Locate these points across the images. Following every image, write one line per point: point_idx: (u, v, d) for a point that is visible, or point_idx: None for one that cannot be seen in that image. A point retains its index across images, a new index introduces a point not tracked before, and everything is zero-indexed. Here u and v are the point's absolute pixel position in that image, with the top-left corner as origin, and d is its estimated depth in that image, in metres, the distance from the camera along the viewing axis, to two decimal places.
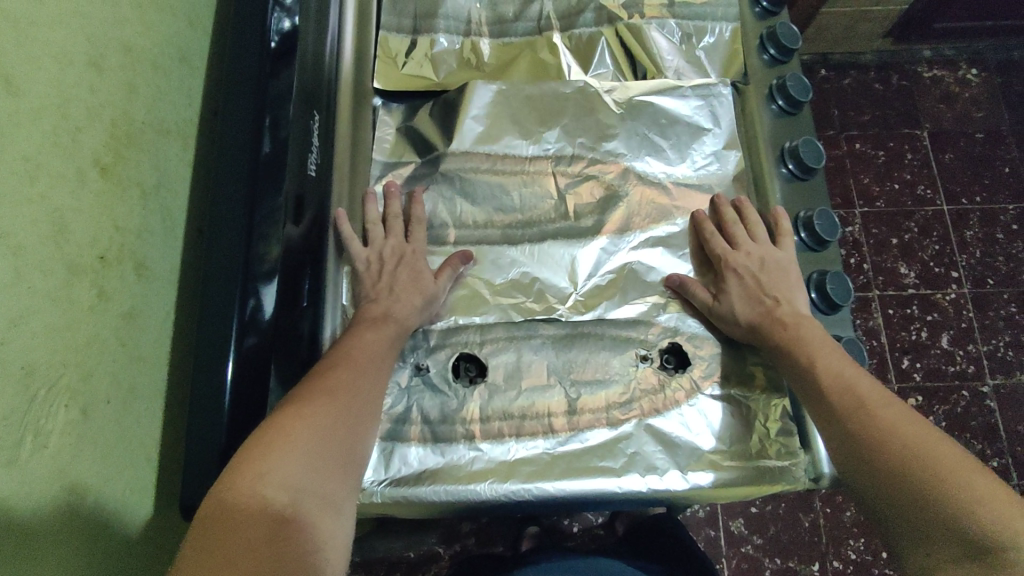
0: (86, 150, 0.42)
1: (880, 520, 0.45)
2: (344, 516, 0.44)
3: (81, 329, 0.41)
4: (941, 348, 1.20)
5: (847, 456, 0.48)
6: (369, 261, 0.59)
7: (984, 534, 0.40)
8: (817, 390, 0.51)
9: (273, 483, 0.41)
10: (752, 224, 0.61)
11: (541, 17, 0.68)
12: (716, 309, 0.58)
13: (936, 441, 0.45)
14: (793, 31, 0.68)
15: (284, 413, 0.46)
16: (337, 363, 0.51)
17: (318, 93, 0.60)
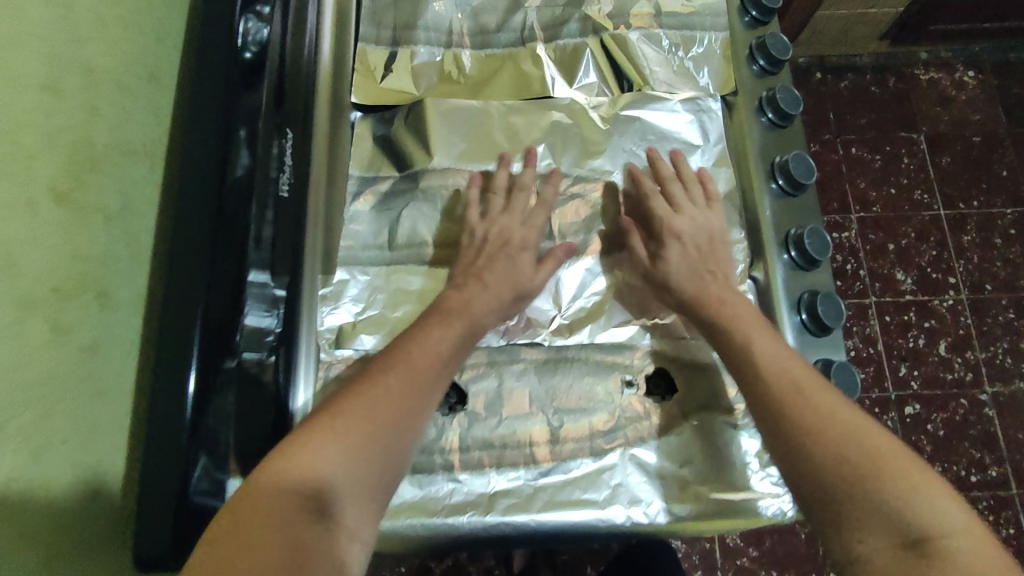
0: (41, 177, 0.40)
1: (810, 515, 0.44)
2: (366, 532, 0.42)
3: (37, 368, 0.39)
4: (939, 356, 1.19)
5: (779, 440, 0.47)
6: (476, 240, 0.59)
7: (921, 524, 0.40)
8: (751, 372, 0.50)
9: (292, 501, 0.40)
10: (690, 187, 0.61)
11: (524, 28, 0.66)
12: (655, 267, 0.58)
13: (871, 431, 0.45)
14: (784, 41, 0.66)
15: (317, 424, 0.44)
16: (394, 365, 0.48)
17: (293, 109, 0.58)
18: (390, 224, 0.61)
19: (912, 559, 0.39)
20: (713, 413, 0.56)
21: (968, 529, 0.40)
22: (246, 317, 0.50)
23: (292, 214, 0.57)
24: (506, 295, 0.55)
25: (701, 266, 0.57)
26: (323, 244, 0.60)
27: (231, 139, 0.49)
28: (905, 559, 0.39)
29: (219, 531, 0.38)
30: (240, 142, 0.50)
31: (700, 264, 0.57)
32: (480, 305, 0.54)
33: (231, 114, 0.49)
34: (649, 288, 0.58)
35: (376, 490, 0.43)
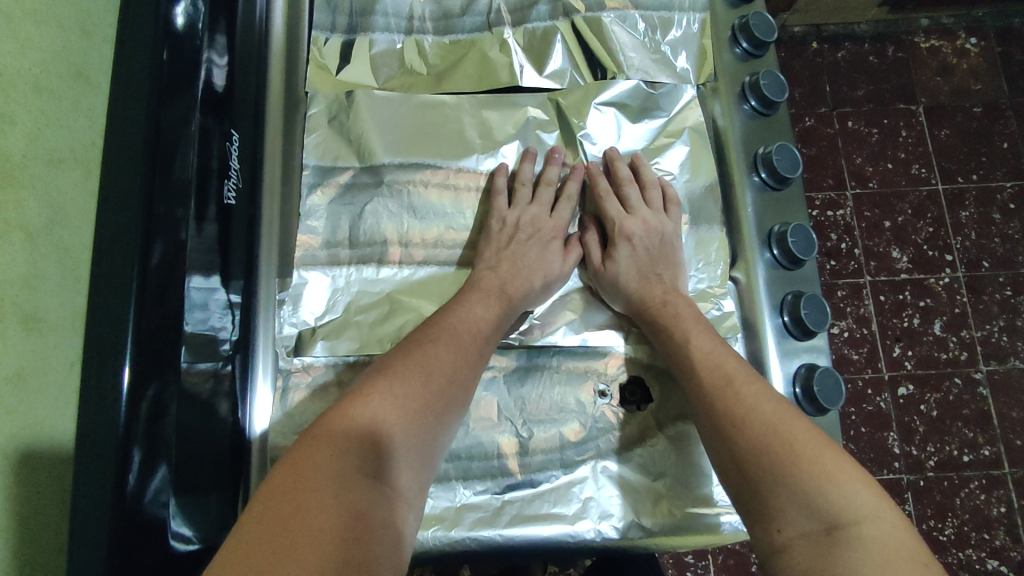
0: None
1: (742, 507, 0.45)
2: (418, 482, 0.45)
3: None
4: (934, 335, 1.16)
5: (713, 436, 0.47)
6: (505, 224, 0.59)
7: (832, 509, 0.40)
8: (689, 367, 0.51)
9: (357, 450, 0.42)
10: (648, 189, 0.60)
11: (490, 11, 0.62)
12: (602, 272, 0.58)
13: (793, 418, 0.45)
14: (768, 21, 0.62)
15: (371, 386, 0.45)
16: (442, 335, 0.50)
17: (242, 105, 0.54)
18: (349, 222, 0.58)
19: (824, 544, 0.39)
20: (685, 424, 0.55)
21: (882, 513, 0.40)
22: (187, 323, 0.45)
23: (242, 217, 0.53)
24: (536, 283, 0.57)
25: (648, 270, 0.57)
26: (278, 243, 0.57)
27: (159, 129, 0.43)
28: (820, 545, 0.39)
29: (289, 465, 0.40)
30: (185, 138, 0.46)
31: (649, 268, 0.57)
32: (516, 289, 0.56)
33: (164, 105, 0.44)
34: (598, 286, 0.59)
35: (422, 453, 0.45)
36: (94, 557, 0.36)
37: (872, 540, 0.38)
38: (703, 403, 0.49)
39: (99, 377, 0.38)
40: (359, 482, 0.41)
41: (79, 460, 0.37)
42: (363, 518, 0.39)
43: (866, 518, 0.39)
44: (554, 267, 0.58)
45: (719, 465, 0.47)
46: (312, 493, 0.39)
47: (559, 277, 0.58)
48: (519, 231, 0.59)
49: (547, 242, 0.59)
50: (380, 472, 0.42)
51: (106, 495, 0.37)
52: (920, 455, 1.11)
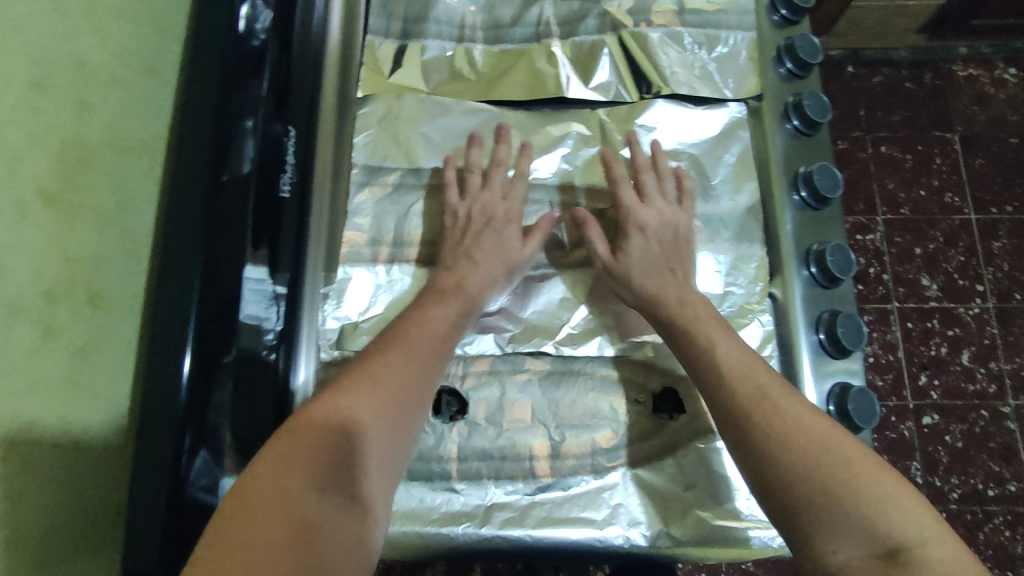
0: (28, 179, 0.39)
1: (782, 524, 0.44)
2: (384, 484, 0.45)
3: (14, 373, 0.38)
4: (962, 366, 1.15)
5: (747, 452, 0.46)
6: (457, 214, 0.59)
7: (895, 530, 0.41)
8: (721, 374, 0.49)
9: (321, 454, 0.42)
10: (644, 180, 0.60)
11: (540, 23, 0.64)
12: (615, 264, 0.56)
13: (829, 434, 0.46)
14: (813, 42, 0.62)
15: (330, 389, 0.45)
16: (387, 343, 0.49)
17: (298, 103, 0.56)
18: (395, 223, 0.60)
19: (888, 566, 0.41)
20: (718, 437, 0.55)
21: (925, 528, 0.42)
22: (244, 303, 0.46)
23: (292, 208, 0.55)
24: (495, 273, 0.56)
25: (664, 262, 0.57)
26: (326, 240, 0.58)
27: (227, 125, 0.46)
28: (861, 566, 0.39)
29: (269, 464, 0.41)
30: (247, 132, 0.48)
31: (665, 261, 0.57)
32: (475, 283, 0.54)
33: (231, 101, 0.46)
34: (610, 283, 0.57)
35: (392, 453, 0.45)
36: (154, 524, 0.38)
37: (923, 558, 0.41)
38: (733, 414, 0.48)
39: (164, 354, 0.40)
40: (316, 486, 0.42)
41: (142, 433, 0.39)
42: (296, 524, 0.40)
43: (916, 535, 0.41)
44: (512, 253, 0.57)
45: (755, 484, 0.46)
46: (288, 498, 0.40)
47: (520, 266, 0.57)
48: (472, 224, 0.58)
49: (512, 224, 0.58)
50: (332, 476, 0.42)
51: (162, 466, 0.39)
52: (943, 486, 1.09)
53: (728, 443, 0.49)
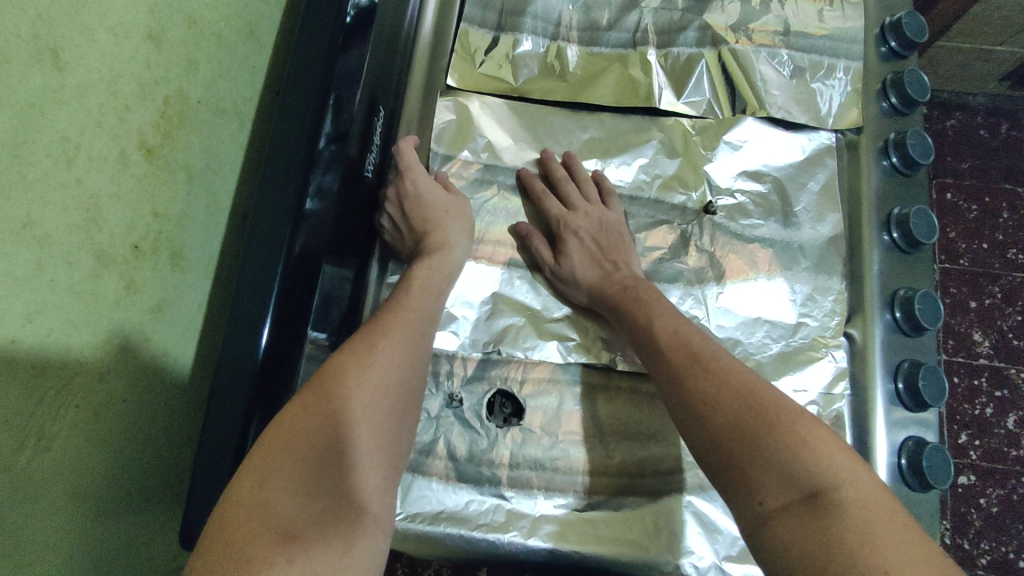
0: (133, 129, 0.39)
1: (802, 526, 0.38)
2: (370, 481, 0.41)
3: (102, 325, 0.38)
4: (1006, 430, 1.00)
5: (743, 441, 0.42)
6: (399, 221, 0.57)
7: (811, 477, 0.39)
8: (711, 371, 0.46)
9: (305, 451, 0.39)
10: (584, 185, 0.60)
11: (637, 29, 0.63)
12: (559, 272, 0.57)
13: (771, 388, 0.44)
14: (923, 80, 0.60)
15: (314, 383, 0.42)
16: (358, 336, 0.46)
17: (387, 85, 0.56)
18: None
19: (807, 515, 0.38)
20: None
21: (867, 483, 0.39)
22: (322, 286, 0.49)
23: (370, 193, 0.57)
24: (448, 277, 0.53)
25: (600, 258, 0.58)
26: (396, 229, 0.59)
27: (325, 104, 0.47)
28: None
29: (252, 473, 0.37)
30: (329, 108, 0.47)
31: (601, 256, 0.58)
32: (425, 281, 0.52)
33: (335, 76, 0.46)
34: (556, 289, 0.58)
35: (375, 441, 0.42)
36: (218, 488, 0.41)
37: (855, 506, 0.38)
38: (732, 406, 0.43)
39: (243, 330, 0.43)
40: (301, 487, 0.38)
41: (213, 405, 0.42)
42: (281, 525, 0.36)
43: (847, 482, 0.39)
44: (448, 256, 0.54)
45: (690, 441, 0.46)
46: (272, 502, 0.37)
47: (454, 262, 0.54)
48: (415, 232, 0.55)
49: (443, 223, 0.55)
50: (316, 472, 0.39)
51: (232, 431, 0.42)
52: (971, 550, 0.95)
53: (699, 448, 0.45)
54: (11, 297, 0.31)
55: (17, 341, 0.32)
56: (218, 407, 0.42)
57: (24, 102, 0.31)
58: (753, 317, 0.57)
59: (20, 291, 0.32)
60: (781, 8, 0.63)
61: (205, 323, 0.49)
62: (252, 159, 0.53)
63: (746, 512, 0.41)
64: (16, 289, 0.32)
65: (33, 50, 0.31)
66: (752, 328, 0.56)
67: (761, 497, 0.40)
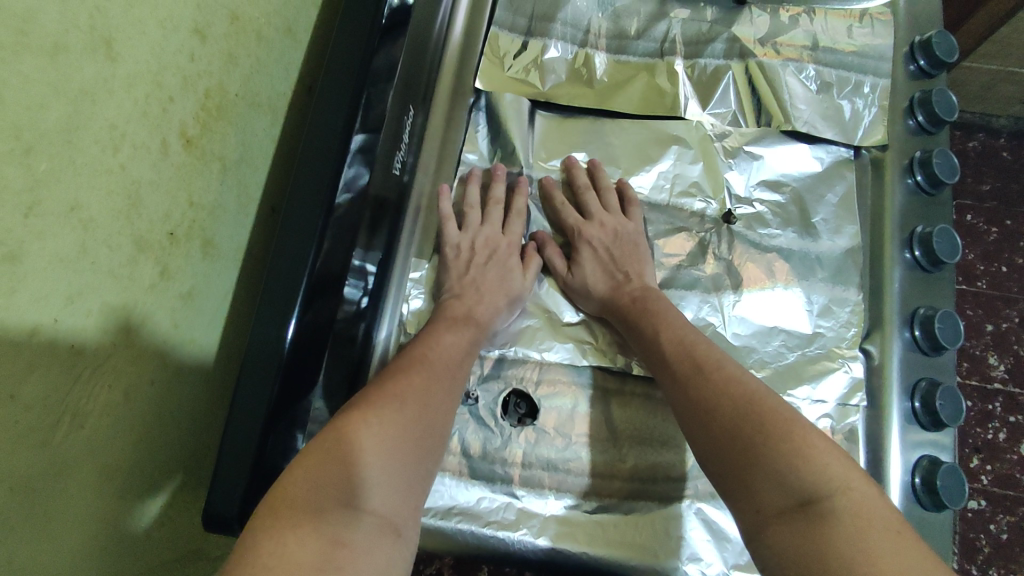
0: (175, 120, 0.40)
1: (796, 531, 0.38)
2: (411, 504, 0.43)
3: (137, 308, 0.39)
4: (1018, 455, 0.99)
5: (742, 450, 0.42)
6: (459, 248, 0.58)
7: (806, 485, 0.39)
8: (712, 379, 0.46)
9: (361, 466, 0.41)
10: (604, 193, 0.61)
11: (666, 39, 0.63)
12: (571, 280, 0.58)
13: (774, 398, 0.44)
14: (951, 100, 0.61)
15: (366, 401, 0.44)
16: (411, 365, 0.49)
17: (417, 84, 0.57)
18: None
19: (801, 522, 0.38)
20: None
21: (861, 492, 0.39)
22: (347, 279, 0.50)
23: (401, 189, 0.57)
24: (500, 304, 0.56)
25: (612, 268, 0.58)
26: (422, 226, 0.60)
27: (358, 102, 0.47)
28: None
29: (292, 482, 0.39)
30: (362, 106, 0.48)
31: (613, 266, 0.58)
32: (483, 312, 0.55)
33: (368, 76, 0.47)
34: (568, 294, 0.59)
35: (421, 467, 0.44)
36: (241, 471, 0.42)
37: (846, 515, 0.38)
38: (733, 414, 0.44)
39: (272, 319, 0.44)
40: (356, 498, 0.40)
41: (241, 393, 0.43)
42: (333, 532, 0.38)
43: (840, 491, 0.39)
44: (515, 290, 0.57)
45: (693, 448, 0.46)
46: (306, 507, 0.38)
47: (523, 294, 0.57)
48: (475, 256, 0.58)
49: (513, 258, 0.59)
50: (365, 486, 0.40)
51: (257, 419, 0.43)
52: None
53: (703, 456, 0.45)
54: (56, 277, 0.32)
55: (57, 321, 0.33)
56: (244, 395, 0.43)
57: (77, 89, 0.32)
58: (769, 326, 0.57)
59: (64, 272, 0.33)
60: (810, 24, 0.63)
61: (233, 311, 0.50)
62: (283, 153, 0.54)
63: (747, 518, 0.41)
64: (60, 270, 0.33)
65: (89, 39, 0.32)
66: (768, 337, 0.56)
67: (761, 504, 0.40)
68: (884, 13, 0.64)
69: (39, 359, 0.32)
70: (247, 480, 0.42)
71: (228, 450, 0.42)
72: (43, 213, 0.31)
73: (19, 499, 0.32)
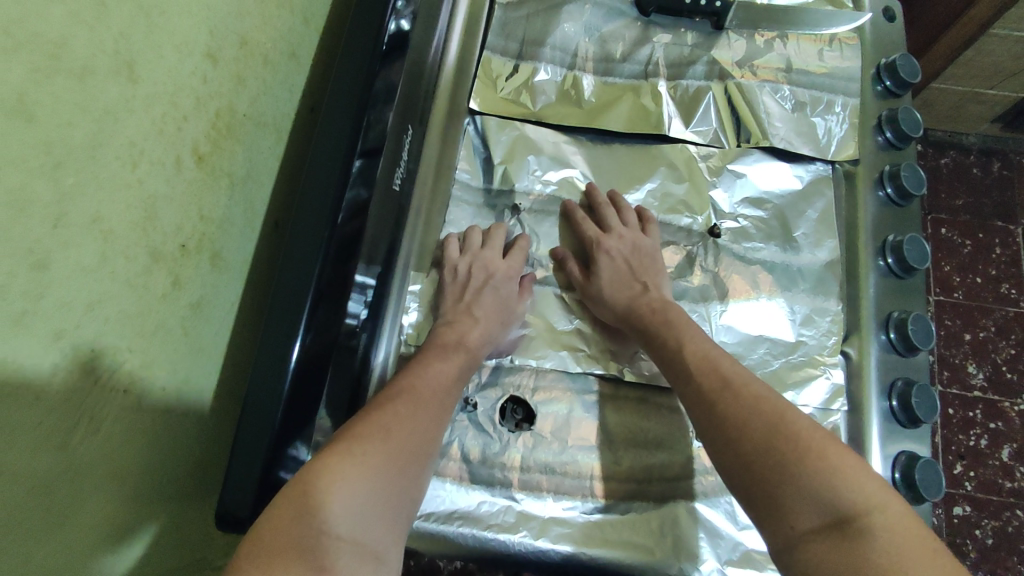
0: (188, 138, 0.42)
1: (828, 552, 0.39)
2: (391, 529, 0.44)
3: (151, 316, 0.41)
4: (1000, 461, 1.02)
5: (775, 470, 0.43)
6: (456, 274, 0.60)
7: (843, 502, 0.40)
8: (739, 399, 0.47)
9: (347, 495, 0.42)
10: (623, 211, 0.63)
11: (649, 62, 0.67)
12: (591, 288, 0.60)
13: (800, 414, 0.45)
14: (916, 117, 0.65)
15: (354, 432, 0.46)
16: (399, 394, 0.50)
17: (415, 103, 0.60)
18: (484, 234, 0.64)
19: (837, 539, 0.39)
20: None
21: (895, 509, 0.40)
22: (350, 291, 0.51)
23: (399, 203, 0.59)
24: (491, 332, 0.57)
25: (630, 278, 0.60)
26: (418, 244, 0.62)
27: (361, 120, 0.50)
28: None
29: (277, 514, 0.40)
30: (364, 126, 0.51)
31: (632, 275, 0.60)
32: (475, 339, 0.56)
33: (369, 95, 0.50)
34: (586, 304, 0.61)
35: (405, 493, 0.46)
36: (251, 474, 0.44)
37: (882, 530, 0.39)
38: (764, 433, 0.45)
39: (280, 327, 0.45)
40: (337, 523, 0.41)
41: (250, 399, 0.44)
42: (313, 560, 0.39)
43: (877, 508, 0.40)
44: (508, 313, 0.59)
45: (721, 466, 0.46)
46: (295, 540, 0.39)
47: (513, 320, 0.59)
48: (472, 281, 0.59)
49: (509, 287, 0.60)
50: (348, 516, 0.42)
51: (265, 424, 0.44)
52: None
53: (732, 474, 0.45)
54: (79, 284, 0.34)
55: (78, 326, 0.34)
56: (253, 400, 0.44)
57: (101, 109, 0.34)
58: (754, 334, 0.59)
59: (85, 280, 0.35)
60: (783, 48, 0.67)
61: (238, 321, 0.52)
62: (287, 170, 0.57)
63: (779, 536, 0.42)
64: (83, 278, 0.34)
65: (113, 63, 0.35)
66: (753, 344, 0.59)
67: (797, 522, 0.41)
68: (852, 37, 0.68)
69: (62, 362, 0.34)
70: (255, 483, 0.44)
71: (238, 454, 0.44)
72: (69, 224, 0.33)
73: (39, 499, 0.33)
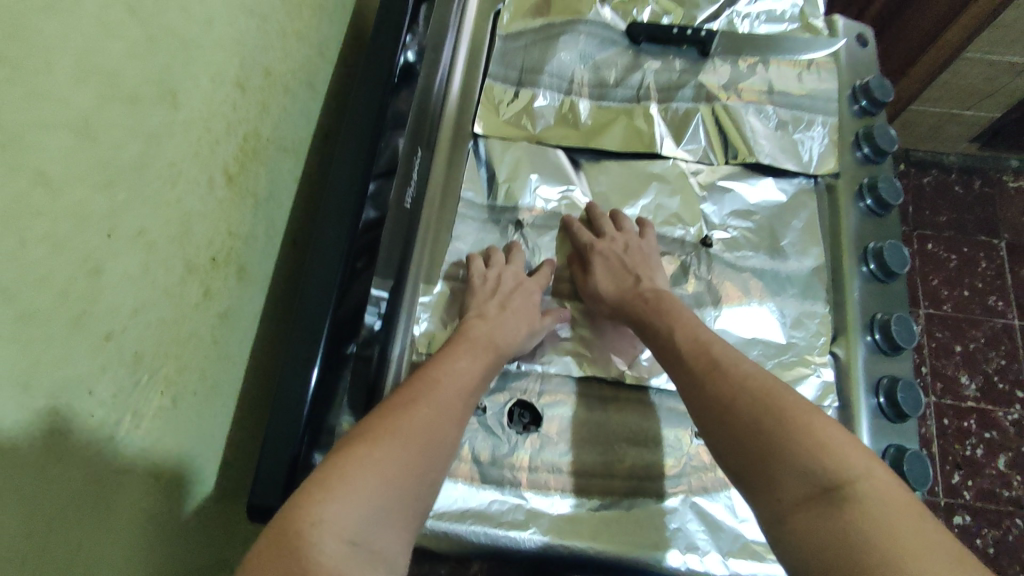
0: (219, 160, 0.46)
1: (840, 532, 0.39)
2: (404, 535, 0.43)
3: (184, 323, 0.44)
4: (996, 470, 1.04)
5: (766, 446, 0.45)
6: (486, 278, 0.62)
7: (830, 472, 0.42)
8: (729, 381, 0.50)
9: (357, 496, 0.41)
10: (616, 216, 0.67)
11: (641, 86, 0.72)
12: (586, 288, 0.64)
13: (786, 391, 0.48)
14: (891, 133, 0.69)
15: (364, 438, 0.45)
16: (407, 388, 0.51)
17: (420, 131, 0.67)
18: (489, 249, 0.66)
19: (825, 507, 0.41)
20: None
21: (885, 478, 0.42)
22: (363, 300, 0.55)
23: (410, 220, 0.63)
24: (522, 332, 0.58)
25: (624, 272, 0.63)
26: (429, 253, 0.65)
27: (375, 142, 0.54)
28: None
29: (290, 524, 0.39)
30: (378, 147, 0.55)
31: (625, 269, 0.63)
32: (502, 338, 0.57)
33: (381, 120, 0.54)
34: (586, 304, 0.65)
35: (418, 497, 0.45)
36: (277, 473, 0.46)
37: (871, 497, 0.40)
38: (752, 409, 0.47)
39: (302, 334, 0.48)
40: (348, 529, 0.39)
41: (276, 401, 0.47)
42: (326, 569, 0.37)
43: (862, 475, 0.42)
44: (534, 316, 0.61)
45: (716, 447, 0.49)
46: (309, 549, 0.38)
47: (539, 329, 0.60)
48: (501, 286, 0.61)
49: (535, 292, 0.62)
50: (359, 521, 0.40)
51: (289, 425, 0.47)
52: None
53: (726, 452, 0.48)
54: (126, 291, 0.37)
55: (124, 330, 0.37)
56: (278, 402, 0.47)
57: (148, 132, 0.38)
58: (747, 337, 0.62)
59: (131, 288, 0.38)
60: (765, 72, 0.72)
61: (260, 332, 0.55)
62: (305, 191, 0.60)
63: (771, 509, 0.44)
64: (129, 286, 0.38)
65: (158, 91, 0.38)
66: (747, 347, 0.62)
67: (793, 496, 0.43)
68: (829, 62, 0.73)
69: (110, 363, 0.36)
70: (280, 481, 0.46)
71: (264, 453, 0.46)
72: (119, 235, 0.36)
73: (87, 490, 0.36)
